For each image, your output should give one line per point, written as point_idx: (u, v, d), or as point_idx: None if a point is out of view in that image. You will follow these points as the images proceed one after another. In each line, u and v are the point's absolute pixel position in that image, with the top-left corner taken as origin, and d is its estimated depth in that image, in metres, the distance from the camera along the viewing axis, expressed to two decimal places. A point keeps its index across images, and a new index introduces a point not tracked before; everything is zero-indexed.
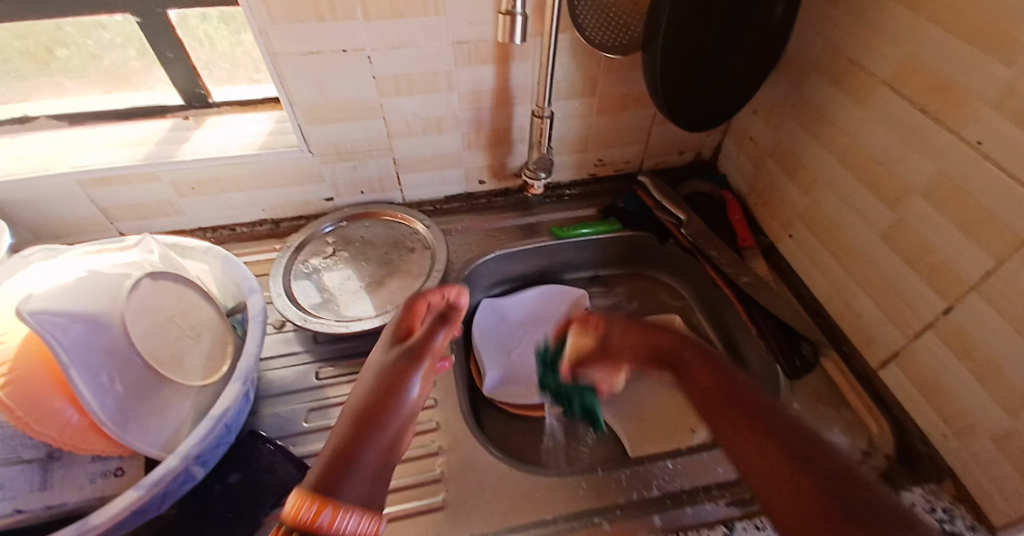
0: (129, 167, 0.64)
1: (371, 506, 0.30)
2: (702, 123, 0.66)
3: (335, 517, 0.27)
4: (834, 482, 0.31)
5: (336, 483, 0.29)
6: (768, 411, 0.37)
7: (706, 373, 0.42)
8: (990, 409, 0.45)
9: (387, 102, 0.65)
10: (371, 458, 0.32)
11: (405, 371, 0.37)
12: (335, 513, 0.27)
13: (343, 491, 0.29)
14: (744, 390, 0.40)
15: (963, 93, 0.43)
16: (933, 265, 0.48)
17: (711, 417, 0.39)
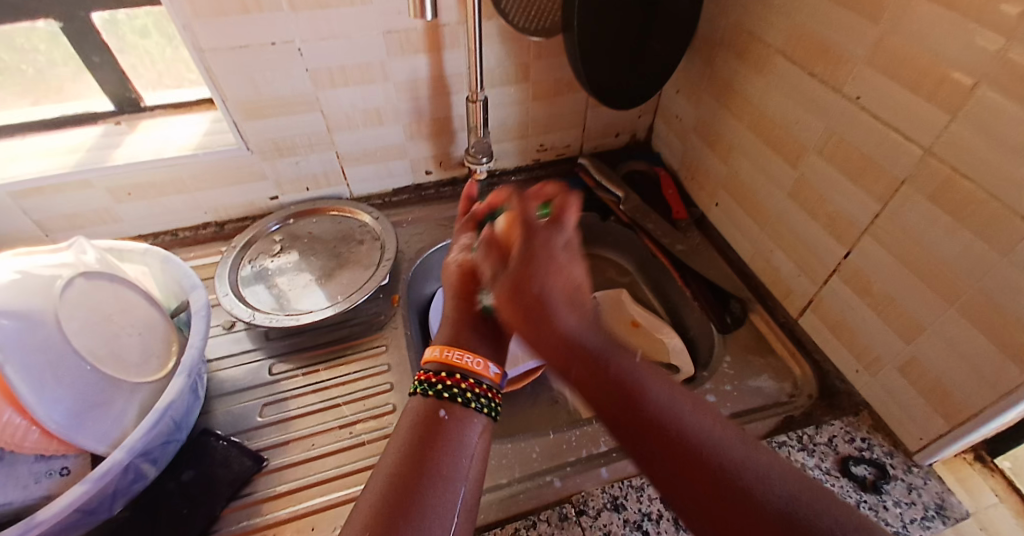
0: (60, 175, 0.63)
1: (491, 358, 0.46)
2: (628, 102, 0.70)
3: (463, 361, 0.43)
4: (788, 516, 0.29)
5: (459, 346, 0.45)
6: (698, 430, 0.34)
7: (581, 372, 0.38)
8: (889, 339, 0.50)
9: (324, 94, 0.66)
10: (477, 331, 0.48)
11: (481, 277, 0.51)
12: (462, 357, 0.43)
13: (465, 350, 0.45)
14: (642, 388, 0.36)
15: (843, 54, 0.48)
16: (831, 214, 0.53)
17: (627, 436, 0.35)
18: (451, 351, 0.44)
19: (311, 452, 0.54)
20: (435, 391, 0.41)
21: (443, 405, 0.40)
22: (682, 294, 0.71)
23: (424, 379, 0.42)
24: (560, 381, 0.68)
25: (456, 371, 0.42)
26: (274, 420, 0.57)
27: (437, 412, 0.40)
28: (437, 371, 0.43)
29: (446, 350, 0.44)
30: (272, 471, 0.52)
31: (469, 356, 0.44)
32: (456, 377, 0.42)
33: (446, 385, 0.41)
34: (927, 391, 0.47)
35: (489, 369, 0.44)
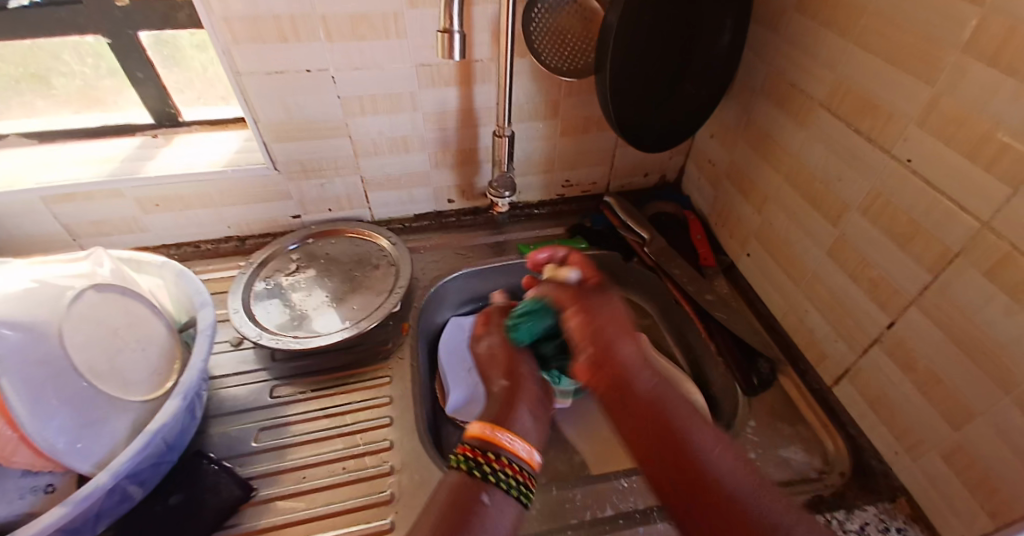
0: (94, 183, 0.65)
1: (524, 430, 0.45)
2: (659, 143, 0.69)
3: (508, 443, 0.41)
4: None
5: (506, 427, 0.43)
6: (718, 469, 0.36)
7: (641, 416, 0.40)
8: (934, 423, 0.45)
9: (353, 121, 0.66)
10: (524, 402, 0.48)
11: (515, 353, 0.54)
12: (510, 440, 0.41)
13: (511, 431, 0.43)
14: (683, 437, 0.38)
15: (892, 114, 0.45)
16: (873, 279, 0.50)
17: (652, 470, 0.38)
18: (498, 431, 0.42)
19: (301, 484, 0.52)
20: (481, 472, 0.39)
21: (486, 488, 0.38)
22: (705, 344, 0.67)
23: (468, 456, 0.40)
24: (570, 429, 0.64)
25: (501, 453, 0.40)
26: (269, 446, 0.55)
27: (481, 493, 0.37)
28: (480, 448, 0.41)
29: (487, 426, 0.42)
30: (258, 502, 0.50)
31: (517, 440, 0.42)
32: (502, 459, 0.40)
33: (491, 466, 0.39)
34: (976, 488, 0.42)
35: (529, 454, 0.42)
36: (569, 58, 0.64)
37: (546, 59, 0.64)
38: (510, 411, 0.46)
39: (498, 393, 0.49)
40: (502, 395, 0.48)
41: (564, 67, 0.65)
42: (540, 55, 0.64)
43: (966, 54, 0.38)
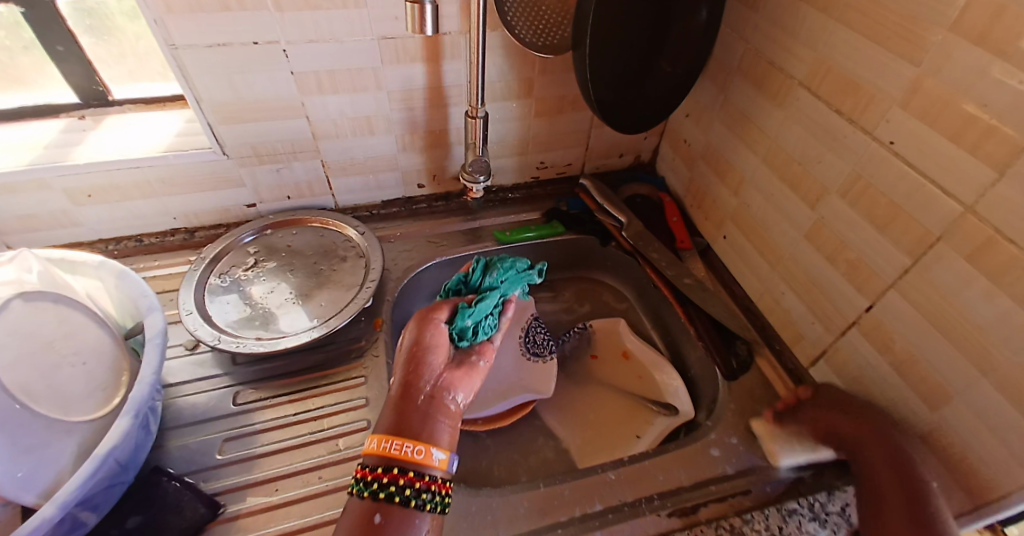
0: (9, 173, 0.57)
1: (430, 437, 0.39)
2: (637, 125, 0.67)
3: (400, 451, 0.37)
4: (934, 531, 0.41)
5: (400, 433, 0.39)
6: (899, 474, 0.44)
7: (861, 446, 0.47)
8: (910, 402, 0.46)
9: (310, 101, 0.61)
10: (428, 406, 0.41)
11: (427, 350, 0.44)
12: (402, 447, 0.37)
13: (409, 438, 0.38)
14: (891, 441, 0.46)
15: (873, 95, 0.45)
16: (852, 261, 0.50)
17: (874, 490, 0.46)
18: (391, 442, 0.38)
19: (274, 498, 0.48)
20: (371, 492, 0.36)
21: (380, 508, 0.36)
22: (685, 330, 0.67)
23: (359, 478, 0.37)
24: (554, 420, 0.63)
25: (395, 466, 0.37)
26: (237, 458, 0.51)
27: (373, 516, 0.35)
28: (374, 466, 0.37)
29: (382, 442, 0.38)
30: (228, 520, 0.47)
31: (409, 444, 0.38)
32: (394, 473, 0.37)
33: (382, 484, 0.36)
34: (949, 464, 0.44)
35: (429, 457, 0.38)
36: (546, 34, 0.60)
37: (521, 34, 0.60)
38: (413, 427, 0.39)
39: (396, 392, 0.41)
40: (400, 398, 0.41)
41: (540, 43, 0.61)
42: (515, 28, 0.59)
43: (952, 34, 0.37)
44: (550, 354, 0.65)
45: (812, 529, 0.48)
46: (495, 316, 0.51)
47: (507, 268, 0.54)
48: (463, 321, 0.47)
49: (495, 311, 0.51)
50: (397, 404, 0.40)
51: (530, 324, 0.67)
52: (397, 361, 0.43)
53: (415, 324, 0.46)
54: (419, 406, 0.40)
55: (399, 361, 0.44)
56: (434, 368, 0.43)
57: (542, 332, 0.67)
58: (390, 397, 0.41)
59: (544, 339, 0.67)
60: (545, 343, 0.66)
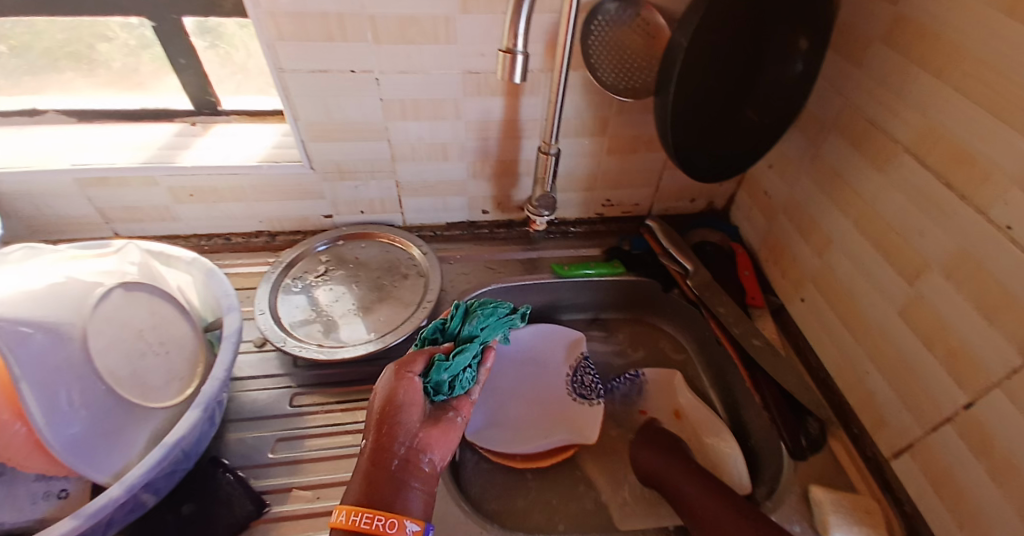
0: (127, 169, 0.63)
1: (402, 507, 0.39)
2: (715, 173, 0.64)
3: (369, 525, 0.37)
4: None
5: (369, 503, 0.38)
6: None
7: None
8: (1010, 520, 0.40)
9: (393, 125, 0.64)
10: (399, 473, 0.41)
11: (398, 407, 0.43)
12: (371, 520, 0.37)
13: (378, 510, 0.38)
14: None
15: (993, 171, 0.40)
16: (953, 349, 0.45)
17: None
18: (361, 514, 0.37)
19: (313, 505, 0.50)
20: None
21: None
22: (747, 393, 0.62)
23: None
24: (595, 468, 0.61)
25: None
26: (285, 459, 0.53)
27: None
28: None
29: (352, 515, 0.37)
30: (270, 520, 0.48)
31: (380, 517, 0.37)
32: None
33: None
34: None
35: (399, 529, 0.37)
36: (626, 79, 0.61)
37: (602, 77, 0.60)
38: (384, 494, 0.39)
39: (368, 456, 0.41)
40: (373, 464, 0.41)
41: (619, 87, 0.61)
42: (597, 71, 0.60)
43: None
44: (598, 399, 0.64)
45: None
46: (473, 368, 0.50)
47: (490, 315, 0.53)
48: (440, 375, 0.47)
49: (473, 363, 0.50)
50: (368, 468, 0.40)
51: (580, 363, 0.67)
52: (369, 418, 0.44)
53: (393, 375, 0.46)
54: (390, 472, 0.40)
55: (371, 418, 0.44)
56: (407, 430, 0.43)
57: (591, 374, 0.66)
58: (363, 460, 0.41)
59: (593, 381, 0.66)
60: (593, 385, 0.65)
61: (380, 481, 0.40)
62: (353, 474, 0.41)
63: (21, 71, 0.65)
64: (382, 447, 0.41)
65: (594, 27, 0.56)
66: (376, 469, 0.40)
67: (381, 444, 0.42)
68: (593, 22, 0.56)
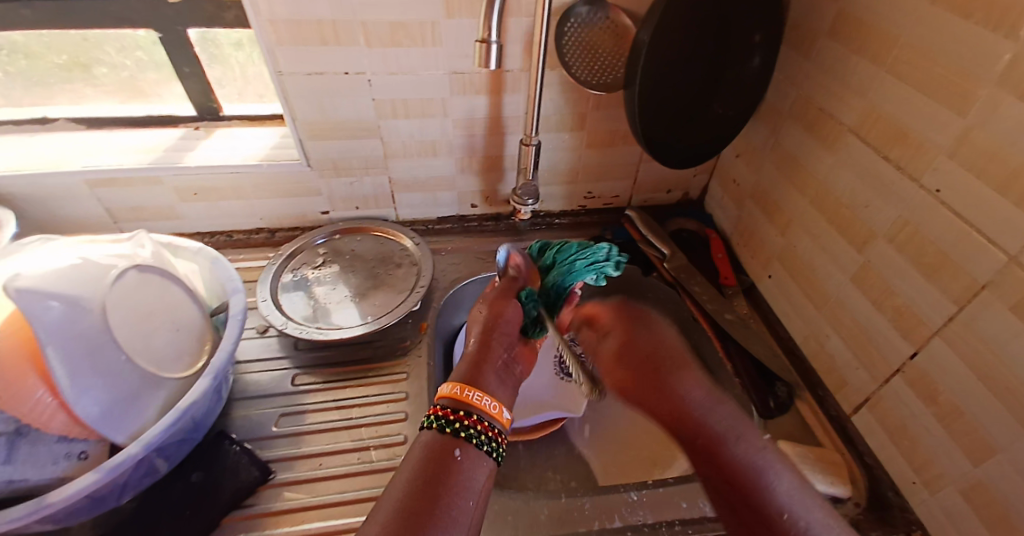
0: (136, 170, 0.68)
1: (492, 393, 0.44)
2: (685, 161, 0.69)
3: (479, 402, 0.41)
4: None
5: (477, 386, 0.43)
6: None
7: None
8: (954, 456, 0.45)
9: (385, 123, 0.68)
10: (493, 371, 0.46)
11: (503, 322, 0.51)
12: (482, 399, 0.42)
13: (483, 392, 0.43)
14: None
15: (922, 143, 0.45)
16: (898, 307, 0.49)
17: None
18: (473, 392, 0.42)
19: (317, 472, 0.53)
20: (453, 430, 0.39)
21: (459, 444, 0.39)
22: (721, 364, 0.66)
23: (439, 415, 0.40)
24: (582, 439, 0.64)
25: (472, 411, 0.41)
26: (288, 432, 0.57)
27: (453, 450, 0.38)
28: (452, 408, 0.41)
29: (455, 385, 0.42)
30: (275, 486, 0.52)
31: (488, 398, 0.42)
32: (472, 418, 0.40)
33: (463, 425, 0.39)
34: (993, 524, 0.42)
35: (500, 411, 0.42)
36: (596, 74, 0.66)
37: (574, 72, 0.65)
38: (490, 386, 0.44)
39: (473, 352, 0.48)
40: (477, 354, 0.47)
41: (591, 81, 0.67)
42: (569, 67, 0.65)
43: (999, 89, 0.38)
44: None
45: None
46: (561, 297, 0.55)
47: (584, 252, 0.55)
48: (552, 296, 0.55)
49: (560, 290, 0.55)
50: (478, 360, 0.47)
51: None
52: (472, 331, 0.51)
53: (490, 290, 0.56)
54: (491, 370, 0.46)
55: (477, 330, 0.51)
56: (508, 341, 0.50)
57: None
58: (465, 359, 0.47)
59: None
60: None
61: (485, 371, 0.46)
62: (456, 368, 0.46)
63: (34, 81, 0.69)
64: (489, 350, 0.48)
65: (565, 27, 0.61)
66: (481, 360, 0.47)
67: (489, 346, 0.48)
68: (564, 23, 0.61)
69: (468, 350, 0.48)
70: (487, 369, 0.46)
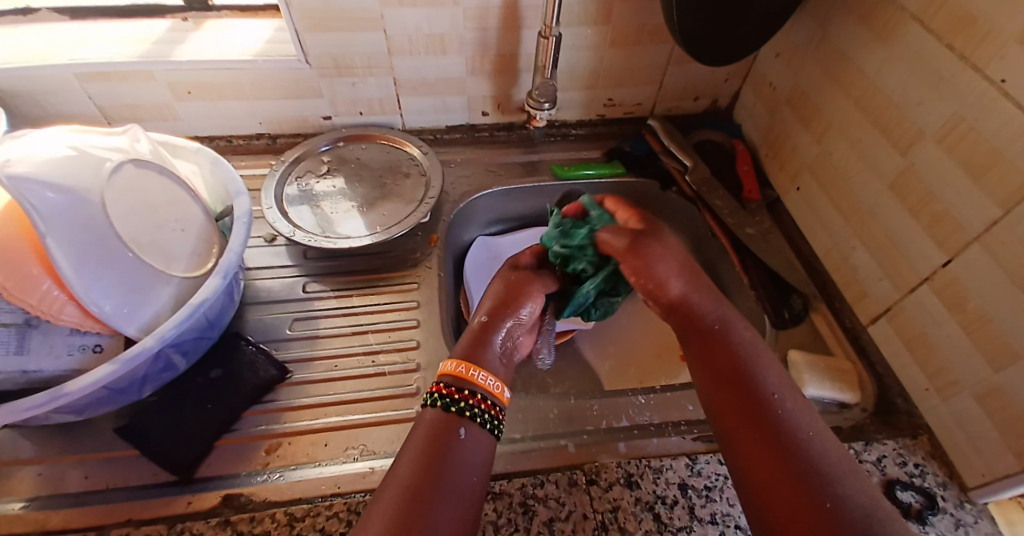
0: (124, 63, 0.63)
1: (492, 370, 0.42)
2: (717, 59, 0.63)
3: (482, 381, 0.40)
4: None
5: (480, 363, 0.42)
6: None
7: None
8: (974, 363, 0.44)
9: (389, 13, 0.62)
10: (497, 348, 0.44)
11: (515, 301, 0.47)
12: (486, 378, 0.40)
13: (486, 370, 0.41)
14: None
15: (992, 27, 0.40)
16: (936, 214, 0.47)
17: None
18: (478, 371, 0.40)
19: (333, 372, 0.54)
20: (456, 409, 0.38)
21: (462, 423, 0.38)
22: (738, 279, 0.65)
23: (442, 394, 0.39)
24: (591, 348, 0.65)
25: (477, 391, 0.39)
26: (303, 335, 0.57)
27: (458, 430, 0.37)
28: (456, 387, 0.39)
29: (454, 362, 0.41)
30: (293, 383, 0.52)
31: (492, 378, 0.41)
32: (475, 397, 0.39)
33: (467, 403, 0.39)
34: (1005, 426, 0.42)
35: (502, 391, 0.41)
36: None
37: None
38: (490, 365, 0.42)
39: (478, 327, 0.44)
40: (483, 328, 0.44)
41: None
42: None
43: None
44: None
45: None
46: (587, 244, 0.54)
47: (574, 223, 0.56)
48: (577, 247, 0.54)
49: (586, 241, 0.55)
50: (484, 337, 0.43)
51: None
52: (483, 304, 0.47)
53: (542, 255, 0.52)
54: (494, 346, 0.43)
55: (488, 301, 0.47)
56: (516, 323, 0.46)
57: None
58: (469, 334, 0.44)
59: None
60: None
61: (487, 349, 0.43)
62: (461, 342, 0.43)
63: None
64: (495, 327, 0.44)
65: None
66: (484, 335, 0.44)
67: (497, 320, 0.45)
68: None
69: (474, 324, 0.45)
70: (492, 346, 0.43)
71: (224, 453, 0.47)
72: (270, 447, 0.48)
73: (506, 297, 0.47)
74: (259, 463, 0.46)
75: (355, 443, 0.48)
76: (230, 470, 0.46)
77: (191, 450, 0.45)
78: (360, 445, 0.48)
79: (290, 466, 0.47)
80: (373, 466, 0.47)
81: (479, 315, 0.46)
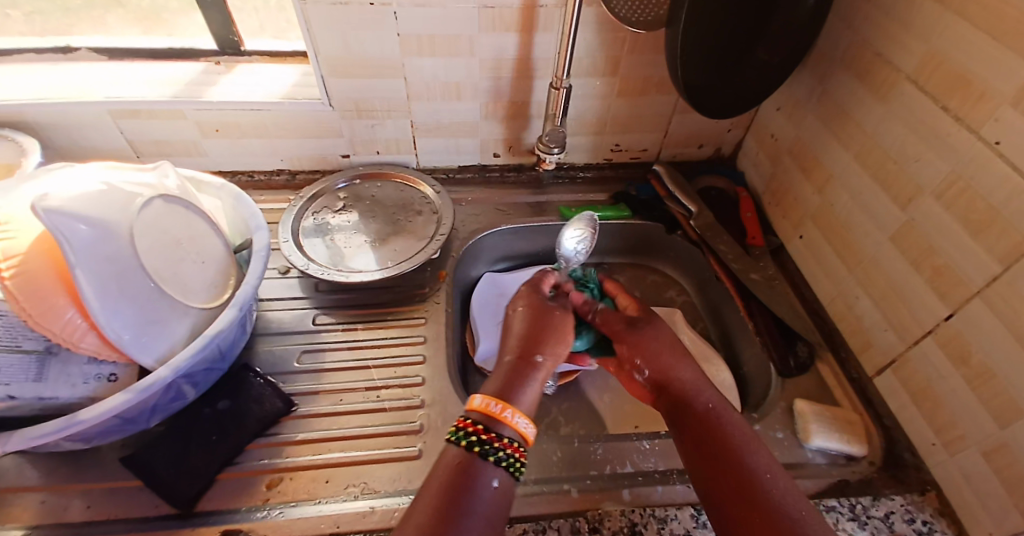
0: (157, 102, 0.66)
1: (525, 409, 0.43)
2: (722, 111, 0.66)
3: (520, 427, 0.41)
4: None
5: (517, 402, 0.42)
6: None
7: None
8: (980, 419, 0.44)
9: (409, 62, 0.66)
10: (532, 383, 0.45)
11: (544, 335, 0.49)
12: (524, 424, 0.41)
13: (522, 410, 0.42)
14: None
15: (985, 90, 0.42)
16: (937, 267, 0.47)
17: None
18: (517, 414, 0.41)
19: (337, 407, 0.54)
20: (496, 458, 0.38)
21: (499, 474, 0.38)
22: (743, 324, 0.65)
23: (484, 440, 0.39)
24: (596, 390, 0.65)
25: (514, 438, 0.40)
26: (309, 368, 0.58)
27: (491, 481, 0.37)
28: (497, 433, 0.40)
29: (491, 400, 0.41)
30: (299, 416, 0.53)
31: (528, 421, 0.42)
32: (514, 446, 0.39)
33: (507, 453, 0.39)
34: (1014, 486, 0.41)
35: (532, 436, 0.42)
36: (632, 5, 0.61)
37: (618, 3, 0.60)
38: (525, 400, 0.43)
39: (511, 364, 0.46)
40: (517, 365, 0.45)
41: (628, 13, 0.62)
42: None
43: None
44: None
45: (850, 528, 0.46)
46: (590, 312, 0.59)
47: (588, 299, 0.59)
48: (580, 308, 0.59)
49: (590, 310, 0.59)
50: (518, 373, 0.45)
51: None
52: (514, 338, 0.48)
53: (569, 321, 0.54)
54: (529, 383, 0.44)
55: (520, 335, 0.49)
56: (549, 355, 0.47)
57: None
58: (504, 371, 0.45)
59: None
60: None
61: (523, 384, 0.44)
62: (495, 379, 0.44)
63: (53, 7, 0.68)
64: (529, 363, 0.46)
65: None
66: (519, 372, 0.45)
67: (529, 355, 0.46)
68: None
69: (507, 361, 0.46)
70: (528, 382, 0.44)
71: (226, 486, 0.47)
72: (271, 482, 0.48)
73: (535, 330, 0.49)
74: (260, 498, 0.47)
75: (355, 481, 0.48)
76: (231, 504, 0.46)
77: (195, 482, 0.46)
78: (361, 482, 0.48)
79: (290, 502, 0.47)
80: (373, 506, 0.46)
81: (512, 350, 0.47)
